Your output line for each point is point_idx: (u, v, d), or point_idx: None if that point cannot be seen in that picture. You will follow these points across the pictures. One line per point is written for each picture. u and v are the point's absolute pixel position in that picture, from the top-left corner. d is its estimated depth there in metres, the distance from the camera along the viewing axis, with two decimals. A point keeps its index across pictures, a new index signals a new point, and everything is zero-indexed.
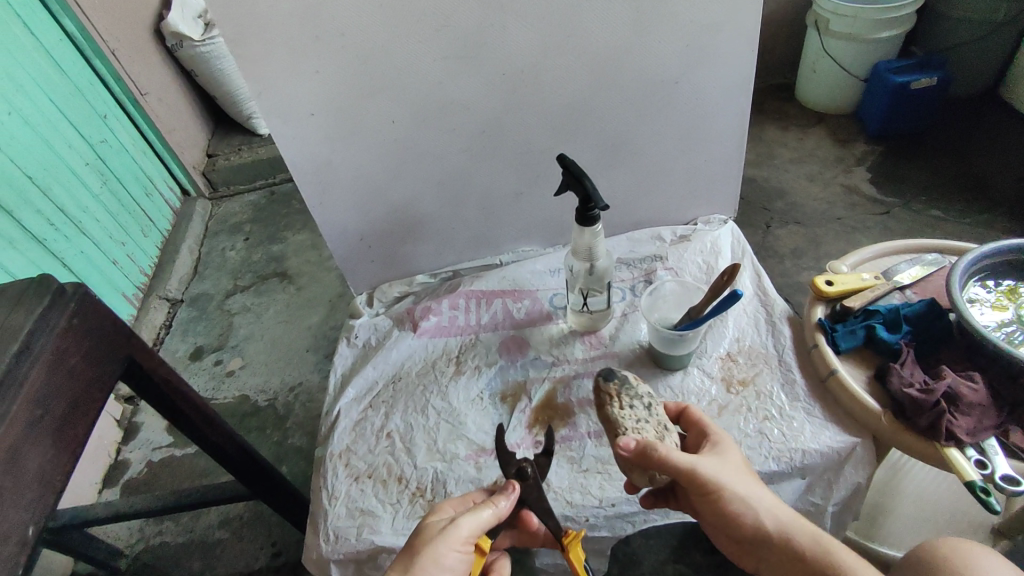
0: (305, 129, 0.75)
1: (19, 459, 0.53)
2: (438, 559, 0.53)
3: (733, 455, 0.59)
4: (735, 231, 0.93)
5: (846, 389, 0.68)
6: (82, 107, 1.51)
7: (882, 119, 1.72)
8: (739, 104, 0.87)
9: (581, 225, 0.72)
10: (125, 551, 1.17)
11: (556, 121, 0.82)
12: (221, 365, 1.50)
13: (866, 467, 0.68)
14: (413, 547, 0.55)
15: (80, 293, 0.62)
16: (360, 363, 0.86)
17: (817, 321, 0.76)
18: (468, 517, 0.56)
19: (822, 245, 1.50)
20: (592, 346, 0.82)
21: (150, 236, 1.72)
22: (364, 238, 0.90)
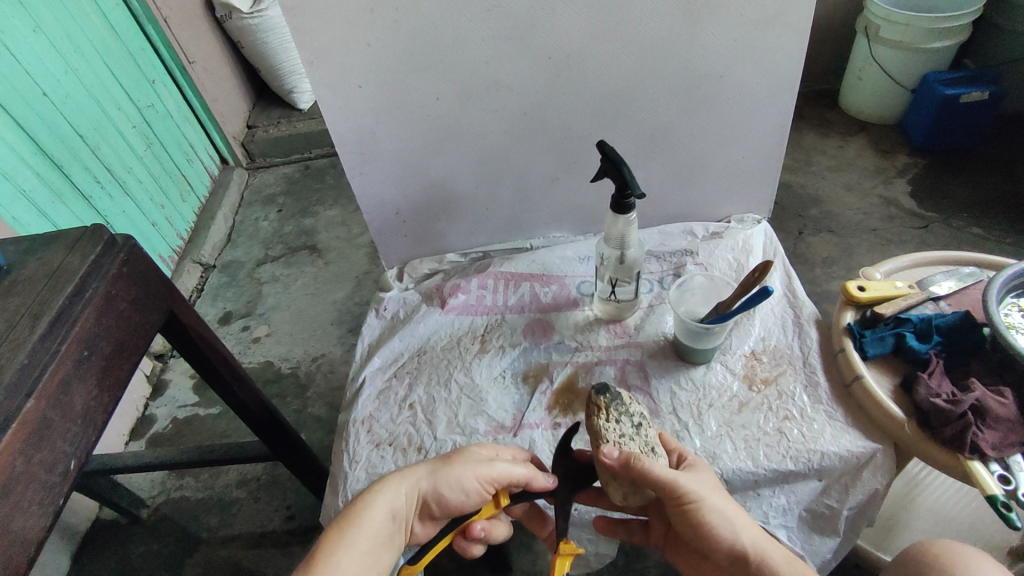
0: (352, 100, 0.77)
1: (69, 394, 0.56)
2: (461, 480, 0.60)
3: (711, 476, 0.60)
4: (768, 231, 0.93)
5: (870, 395, 0.68)
6: (133, 71, 1.56)
7: (927, 131, 1.68)
8: (784, 103, 0.86)
9: (616, 213, 0.72)
10: (148, 501, 1.21)
11: (597, 109, 0.83)
12: (248, 331, 1.54)
13: (885, 473, 0.67)
14: (449, 457, 0.62)
15: (129, 245, 0.65)
16: (387, 334, 0.88)
17: (845, 326, 0.76)
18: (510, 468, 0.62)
19: (854, 255, 1.47)
20: (616, 334, 0.83)
21: (188, 201, 1.76)
22: (400, 212, 0.92)
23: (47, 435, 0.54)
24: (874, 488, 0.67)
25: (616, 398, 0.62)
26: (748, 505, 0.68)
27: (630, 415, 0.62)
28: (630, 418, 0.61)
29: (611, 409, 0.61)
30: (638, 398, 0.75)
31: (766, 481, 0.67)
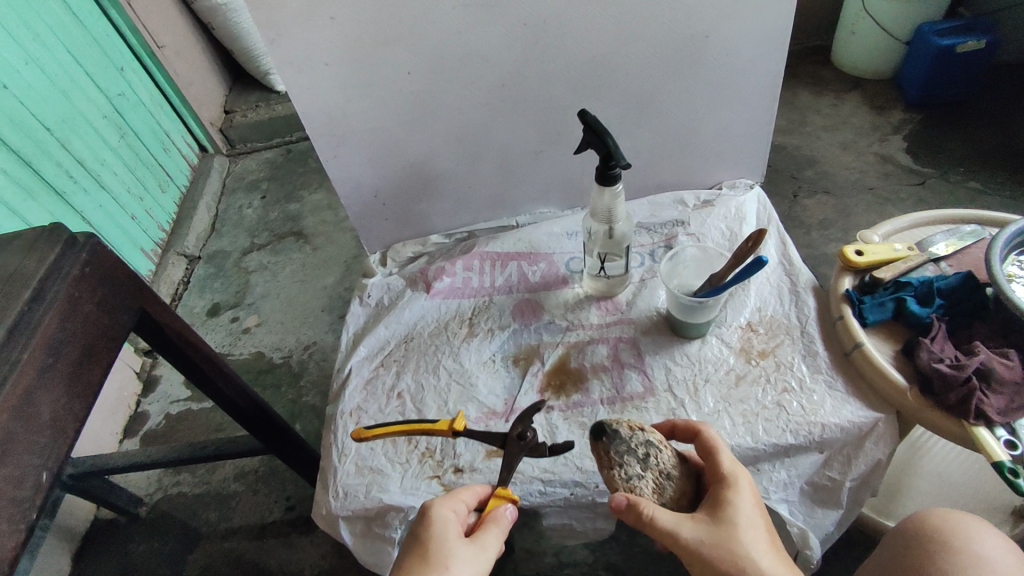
0: (320, 79, 0.73)
1: (33, 404, 0.54)
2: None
3: (745, 504, 0.53)
4: (761, 196, 0.89)
5: (871, 362, 0.66)
6: (99, 59, 1.49)
7: (923, 85, 1.64)
8: (773, 62, 0.82)
9: (602, 185, 0.69)
10: (145, 499, 1.20)
11: (578, 75, 0.78)
12: (238, 322, 1.52)
13: (888, 443, 0.65)
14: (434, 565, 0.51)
15: (91, 244, 0.62)
16: (372, 322, 0.85)
17: (843, 292, 0.73)
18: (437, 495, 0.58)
19: (852, 216, 1.45)
20: (608, 311, 0.80)
21: (167, 191, 1.72)
22: (379, 195, 0.88)
23: (12, 448, 0.52)
24: (876, 458, 0.65)
25: (619, 435, 0.58)
26: (748, 481, 0.65)
27: (634, 448, 0.58)
28: (639, 451, 0.58)
29: (615, 449, 0.57)
30: (633, 376, 0.73)
31: (766, 456, 0.65)
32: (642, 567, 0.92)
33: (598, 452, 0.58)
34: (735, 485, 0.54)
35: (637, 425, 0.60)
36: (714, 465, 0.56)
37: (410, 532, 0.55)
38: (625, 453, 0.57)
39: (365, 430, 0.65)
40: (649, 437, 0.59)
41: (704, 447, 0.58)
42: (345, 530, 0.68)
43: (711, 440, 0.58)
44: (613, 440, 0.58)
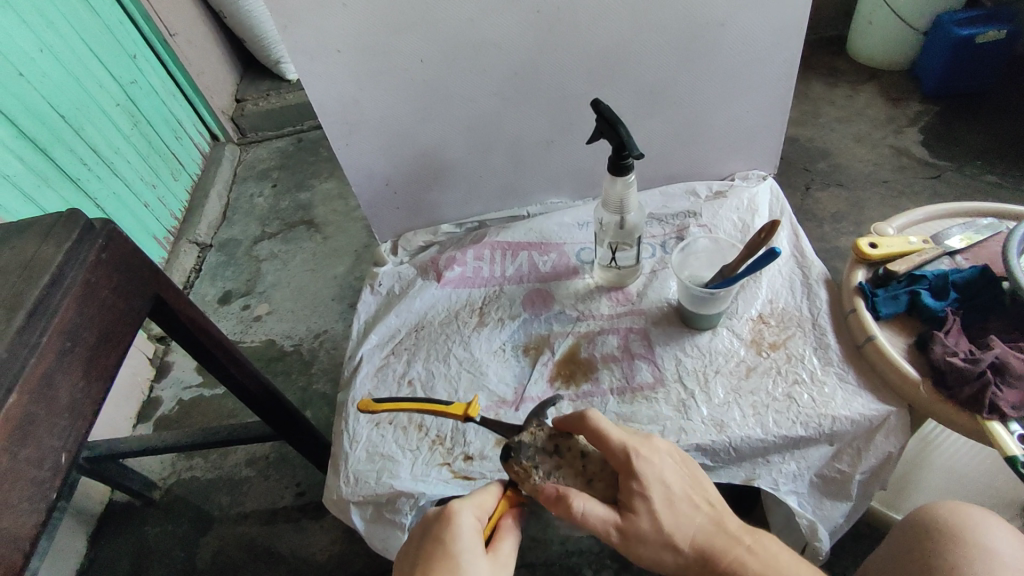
0: (333, 67, 0.73)
1: (53, 387, 0.55)
2: None
3: (657, 471, 0.56)
4: (774, 188, 0.89)
5: (884, 355, 0.65)
6: (112, 47, 1.50)
7: (941, 76, 1.61)
8: (789, 51, 0.81)
9: (614, 175, 0.69)
10: (158, 482, 1.22)
11: (591, 64, 0.78)
12: (249, 310, 1.53)
13: (900, 437, 0.64)
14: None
15: (107, 230, 0.63)
16: (383, 310, 0.86)
17: (856, 285, 0.72)
18: (454, 503, 0.55)
19: (865, 209, 1.44)
20: (618, 302, 0.80)
21: (180, 179, 1.73)
22: (391, 183, 0.89)
23: (32, 430, 0.53)
24: (887, 451, 0.64)
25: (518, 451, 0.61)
26: (758, 473, 0.65)
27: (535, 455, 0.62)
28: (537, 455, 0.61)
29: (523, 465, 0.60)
30: (643, 366, 0.73)
31: (776, 448, 0.65)
32: None
33: (515, 474, 0.60)
34: (638, 472, 0.56)
35: (539, 429, 0.64)
36: (614, 451, 0.57)
37: (431, 542, 0.53)
38: (534, 458, 0.61)
39: (372, 402, 0.66)
40: (549, 433, 0.64)
41: (598, 433, 0.59)
42: (356, 516, 0.69)
43: (596, 432, 0.58)
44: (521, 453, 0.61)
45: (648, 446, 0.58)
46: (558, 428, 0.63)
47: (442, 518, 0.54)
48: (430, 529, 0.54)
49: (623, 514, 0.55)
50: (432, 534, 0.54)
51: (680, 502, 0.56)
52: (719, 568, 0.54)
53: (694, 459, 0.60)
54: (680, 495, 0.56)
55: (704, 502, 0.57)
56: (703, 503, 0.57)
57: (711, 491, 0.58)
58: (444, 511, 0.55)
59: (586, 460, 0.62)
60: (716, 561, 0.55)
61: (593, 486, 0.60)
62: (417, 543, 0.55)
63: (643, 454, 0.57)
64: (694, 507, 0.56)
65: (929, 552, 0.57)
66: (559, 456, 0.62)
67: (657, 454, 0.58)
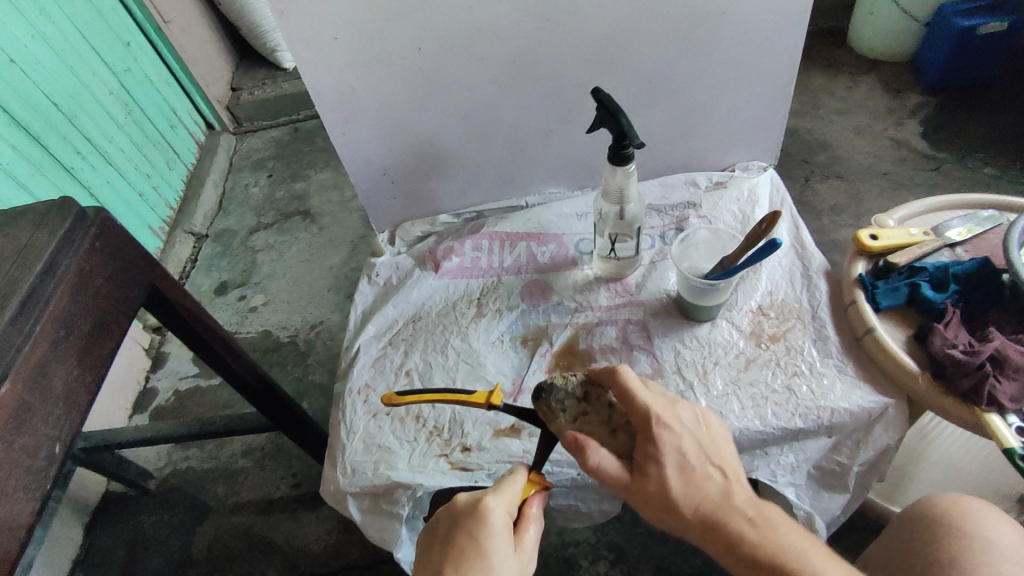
0: (328, 54, 0.71)
1: (47, 377, 0.54)
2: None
3: (677, 441, 0.56)
4: (774, 179, 0.88)
5: (883, 347, 0.65)
6: (105, 34, 1.48)
7: (940, 68, 1.61)
8: (792, 41, 0.80)
9: (614, 165, 0.68)
10: (154, 473, 1.21)
11: (591, 52, 0.77)
12: (245, 300, 1.52)
13: (898, 429, 0.64)
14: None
15: (101, 218, 0.62)
16: (380, 301, 0.85)
17: (856, 278, 0.71)
18: (489, 498, 0.55)
19: (863, 202, 1.44)
20: (617, 293, 0.80)
21: (175, 168, 1.71)
22: (388, 173, 0.88)
23: (26, 420, 0.52)
24: (885, 443, 0.64)
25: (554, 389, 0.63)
26: (756, 465, 0.66)
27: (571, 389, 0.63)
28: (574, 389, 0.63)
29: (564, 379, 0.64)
30: (642, 358, 0.73)
31: (775, 440, 0.65)
32: (646, 546, 0.94)
33: (540, 410, 0.63)
34: (657, 439, 0.56)
35: (572, 374, 0.64)
36: (637, 413, 0.58)
37: (464, 540, 0.52)
38: (564, 400, 0.62)
39: (396, 395, 0.66)
40: (582, 378, 0.64)
41: (626, 391, 0.59)
42: (353, 506, 0.69)
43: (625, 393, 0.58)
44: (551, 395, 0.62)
45: (672, 414, 0.58)
46: (591, 374, 0.63)
47: (476, 515, 0.54)
48: (463, 521, 0.54)
49: (636, 474, 0.57)
50: (463, 529, 0.53)
51: (694, 471, 0.56)
52: (723, 533, 0.55)
53: (717, 425, 0.59)
54: (695, 464, 0.56)
55: (719, 471, 0.57)
56: (719, 473, 0.57)
57: (729, 463, 0.58)
58: (477, 507, 0.54)
59: (612, 411, 0.61)
60: (723, 530, 0.55)
61: (617, 437, 0.60)
62: (446, 532, 0.55)
63: (665, 422, 0.57)
64: (709, 474, 0.57)
65: (936, 534, 0.57)
66: (588, 403, 0.62)
67: (679, 422, 0.58)
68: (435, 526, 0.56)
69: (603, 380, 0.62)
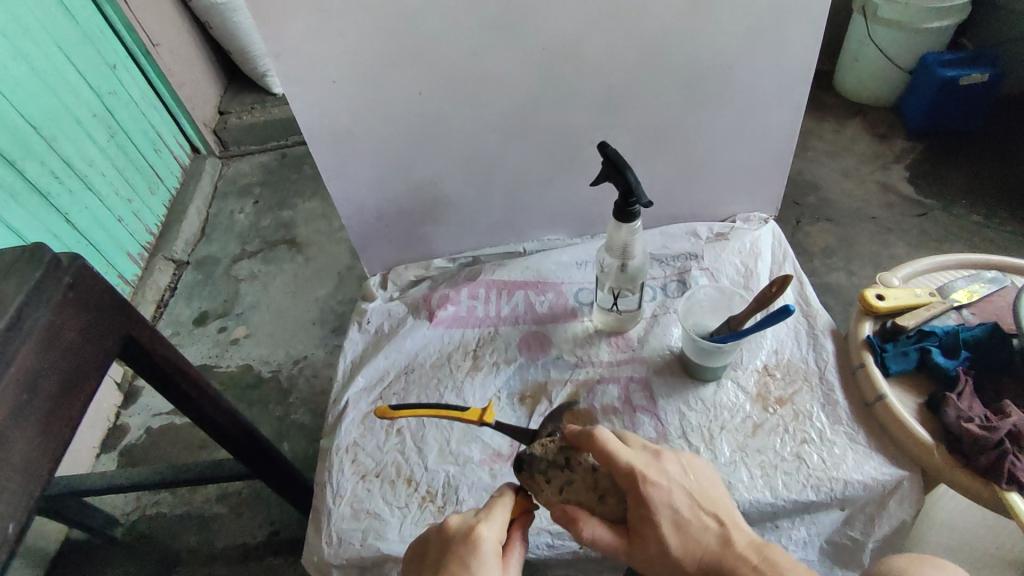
0: (326, 95, 0.69)
1: (5, 443, 0.50)
2: None
3: (667, 498, 0.53)
4: (776, 232, 0.87)
5: (895, 415, 0.63)
6: (90, 56, 1.44)
7: (925, 115, 1.63)
8: (796, 95, 0.79)
9: (620, 222, 0.66)
10: (121, 519, 1.14)
11: (594, 101, 0.76)
12: (225, 332, 1.47)
13: (913, 504, 0.62)
14: None
15: (76, 266, 0.58)
16: (371, 350, 0.82)
17: (864, 339, 0.70)
18: (481, 525, 0.52)
19: (854, 246, 1.45)
20: (618, 348, 0.77)
21: (157, 193, 1.66)
22: (382, 216, 0.85)
23: None
24: (900, 519, 0.62)
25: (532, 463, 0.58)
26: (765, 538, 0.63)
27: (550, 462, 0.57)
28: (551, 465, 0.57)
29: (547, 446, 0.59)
30: (645, 420, 0.70)
31: (785, 513, 0.63)
32: None
33: (526, 484, 0.58)
34: (647, 499, 0.53)
35: (550, 441, 0.59)
36: (623, 474, 0.54)
37: (456, 566, 0.49)
38: (545, 473, 0.57)
39: (392, 408, 0.65)
40: (559, 444, 0.58)
41: (605, 455, 0.54)
42: None
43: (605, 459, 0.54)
44: (532, 467, 0.57)
45: (656, 468, 0.54)
46: (569, 438, 0.58)
47: (468, 542, 0.51)
48: (454, 547, 0.51)
49: (631, 538, 0.54)
50: (454, 555, 0.50)
51: (689, 523, 0.53)
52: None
53: (704, 469, 0.57)
54: (688, 516, 0.53)
55: (714, 516, 0.54)
56: (713, 520, 0.53)
57: (721, 507, 0.55)
58: (469, 533, 0.51)
59: (597, 474, 0.56)
60: None
61: (605, 501, 0.55)
62: (436, 557, 0.51)
63: (651, 479, 0.53)
64: (705, 524, 0.53)
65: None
66: (570, 470, 0.56)
67: (665, 476, 0.54)
68: (426, 544, 0.54)
69: (580, 445, 0.56)
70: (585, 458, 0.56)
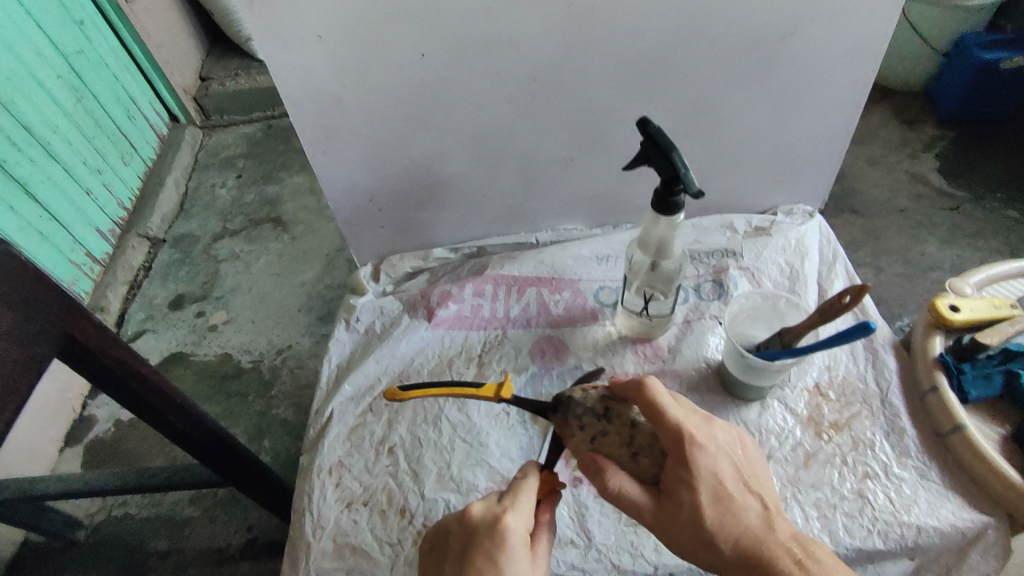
0: (311, 55, 0.57)
1: None
2: None
3: (713, 466, 0.45)
4: (823, 227, 0.77)
5: (977, 450, 0.55)
6: (54, 10, 1.29)
7: (960, 100, 1.52)
8: (862, 71, 0.68)
9: (659, 213, 0.55)
10: (85, 521, 1.01)
11: (629, 70, 0.64)
12: (203, 317, 1.35)
13: (997, 555, 0.54)
14: None
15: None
16: (361, 353, 0.71)
17: (937, 357, 0.60)
18: (509, 516, 0.43)
19: (882, 240, 1.35)
20: (646, 358, 0.67)
21: (130, 164, 1.53)
22: (376, 199, 0.74)
23: None
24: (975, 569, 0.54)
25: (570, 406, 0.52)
26: None
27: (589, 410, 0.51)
28: (590, 412, 0.50)
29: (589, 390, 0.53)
30: None
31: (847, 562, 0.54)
32: None
33: (559, 427, 0.52)
34: (691, 462, 0.45)
35: (592, 387, 0.53)
36: (666, 430, 0.46)
37: (480, 563, 0.41)
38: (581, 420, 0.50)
39: (399, 391, 0.59)
40: (602, 392, 0.51)
41: (652, 407, 0.47)
42: None
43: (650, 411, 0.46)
44: (569, 410, 0.51)
45: (706, 431, 0.46)
46: (613, 388, 0.51)
47: (494, 536, 0.42)
48: (479, 540, 0.42)
49: (661, 501, 0.45)
50: (478, 550, 0.42)
51: (734, 500, 0.45)
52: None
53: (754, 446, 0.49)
54: (733, 490, 0.45)
55: (758, 498, 0.46)
56: (759, 502, 0.45)
57: (767, 490, 0.47)
58: (496, 524, 0.43)
59: (636, 430, 0.49)
60: (764, 571, 0.43)
61: (639, 461, 0.47)
62: (456, 551, 0.43)
63: (699, 442, 0.45)
64: (749, 505, 0.45)
65: None
66: (608, 421, 0.50)
67: (714, 441, 0.46)
68: (444, 534, 0.45)
69: (626, 395, 0.49)
70: (630, 409, 0.49)
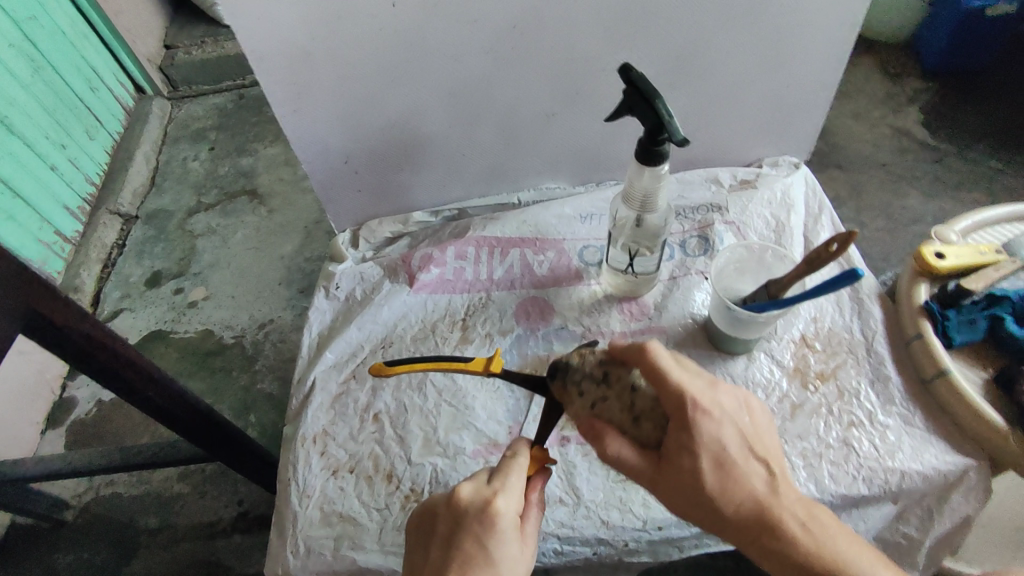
0: (273, 5, 0.54)
1: None
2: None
3: (717, 432, 0.44)
4: (809, 179, 0.76)
5: (961, 395, 0.55)
6: None
7: (944, 51, 1.50)
8: (850, 13, 0.66)
9: (643, 164, 0.54)
10: (72, 502, 0.99)
11: (610, 17, 0.61)
12: (182, 294, 1.32)
13: (978, 495, 0.55)
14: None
15: None
16: (341, 321, 0.69)
17: (922, 304, 0.60)
18: (499, 499, 0.43)
19: (864, 196, 1.35)
20: (632, 316, 0.66)
21: (96, 138, 1.47)
22: (351, 160, 0.71)
23: None
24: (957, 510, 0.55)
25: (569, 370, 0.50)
26: None
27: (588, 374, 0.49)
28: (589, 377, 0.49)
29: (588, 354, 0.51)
30: None
31: (833, 509, 0.54)
32: None
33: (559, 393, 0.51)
34: (694, 428, 0.43)
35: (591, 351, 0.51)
36: (670, 395, 0.44)
37: (468, 546, 0.41)
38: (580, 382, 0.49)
39: (386, 365, 0.59)
40: (601, 356, 0.49)
41: (654, 371, 0.45)
42: None
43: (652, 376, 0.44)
44: (567, 376, 0.50)
45: (711, 397, 0.44)
46: (613, 351, 0.49)
47: (484, 520, 0.42)
48: (468, 524, 0.42)
49: (662, 464, 0.45)
50: (467, 534, 0.42)
51: (738, 466, 0.44)
52: (767, 535, 0.44)
53: (762, 408, 0.47)
54: (737, 456, 0.44)
55: (764, 464, 0.45)
56: (762, 466, 0.45)
57: (774, 455, 0.46)
58: (486, 508, 0.42)
59: (637, 394, 0.46)
60: (767, 530, 0.44)
61: (641, 425, 0.46)
62: (444, 533, 0.43)
63: (704, 407, 0.44)
64: (753, 470, 0.45)
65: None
66: (608, 385, 0.48)
67: (720, 407, 0.45)
68: (432, 515, 0.45)
69: (627, 357, 0.47)
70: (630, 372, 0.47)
